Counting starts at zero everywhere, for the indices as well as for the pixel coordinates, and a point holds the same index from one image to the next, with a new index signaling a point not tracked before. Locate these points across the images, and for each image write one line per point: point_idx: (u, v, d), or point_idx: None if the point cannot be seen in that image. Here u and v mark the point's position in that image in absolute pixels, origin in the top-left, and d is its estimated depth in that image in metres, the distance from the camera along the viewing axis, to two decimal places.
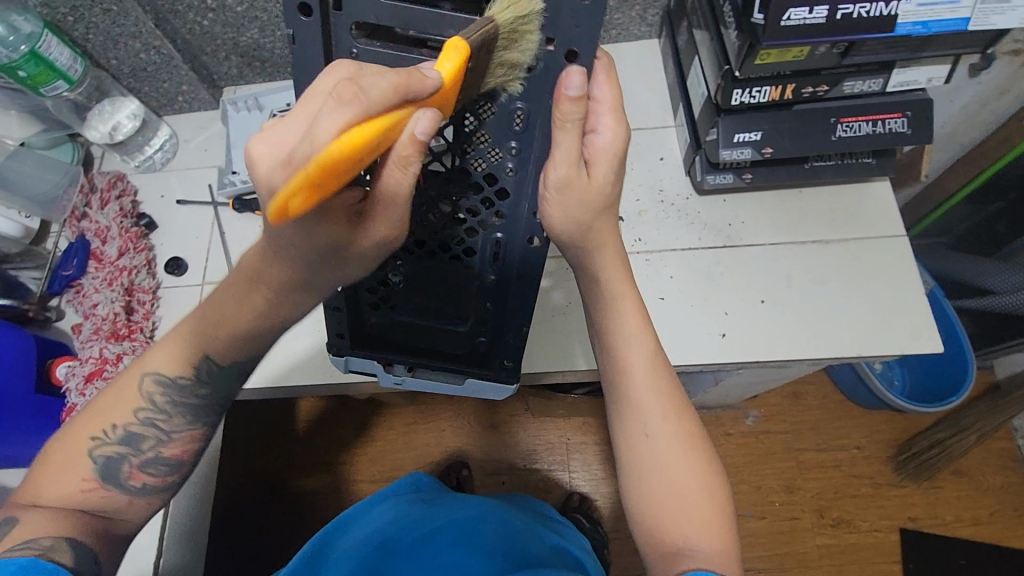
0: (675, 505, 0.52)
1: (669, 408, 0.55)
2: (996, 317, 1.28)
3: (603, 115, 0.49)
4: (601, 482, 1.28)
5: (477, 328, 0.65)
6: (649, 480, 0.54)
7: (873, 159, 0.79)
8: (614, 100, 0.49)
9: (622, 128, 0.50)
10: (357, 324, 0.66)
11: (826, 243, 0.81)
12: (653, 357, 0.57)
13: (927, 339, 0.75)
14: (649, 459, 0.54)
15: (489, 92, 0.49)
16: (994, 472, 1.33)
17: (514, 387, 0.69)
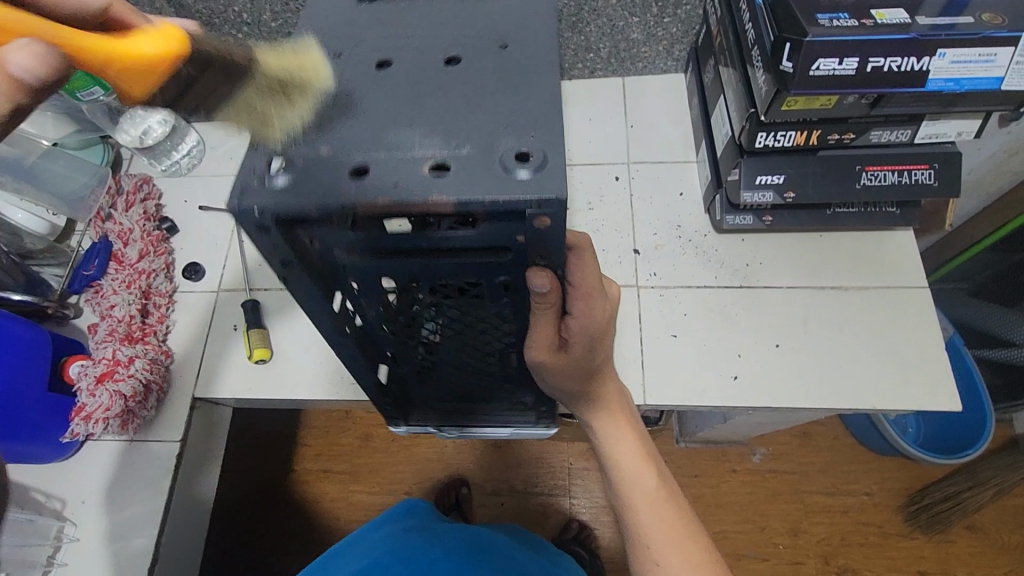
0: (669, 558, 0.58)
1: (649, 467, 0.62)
2: (1018, 370, 1.24)
3: (579, 296, 0.49)
4: (602, 511, 1.26)
5: (519, 394, 0.71)
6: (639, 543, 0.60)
7: (897, 209, 0.78)
8: (592, 274, 0.48)
9: (603, 291, 0.50)
10: (408, 408, 0.73)
11: (846, 290, 0.79)
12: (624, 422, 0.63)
13: (945, 396, 0.73)
14: (640, 518, 0.60)
15: (479, 281, 0.46)
16: (1009, 530, 1.29)
17: (556, 426, 0.78)
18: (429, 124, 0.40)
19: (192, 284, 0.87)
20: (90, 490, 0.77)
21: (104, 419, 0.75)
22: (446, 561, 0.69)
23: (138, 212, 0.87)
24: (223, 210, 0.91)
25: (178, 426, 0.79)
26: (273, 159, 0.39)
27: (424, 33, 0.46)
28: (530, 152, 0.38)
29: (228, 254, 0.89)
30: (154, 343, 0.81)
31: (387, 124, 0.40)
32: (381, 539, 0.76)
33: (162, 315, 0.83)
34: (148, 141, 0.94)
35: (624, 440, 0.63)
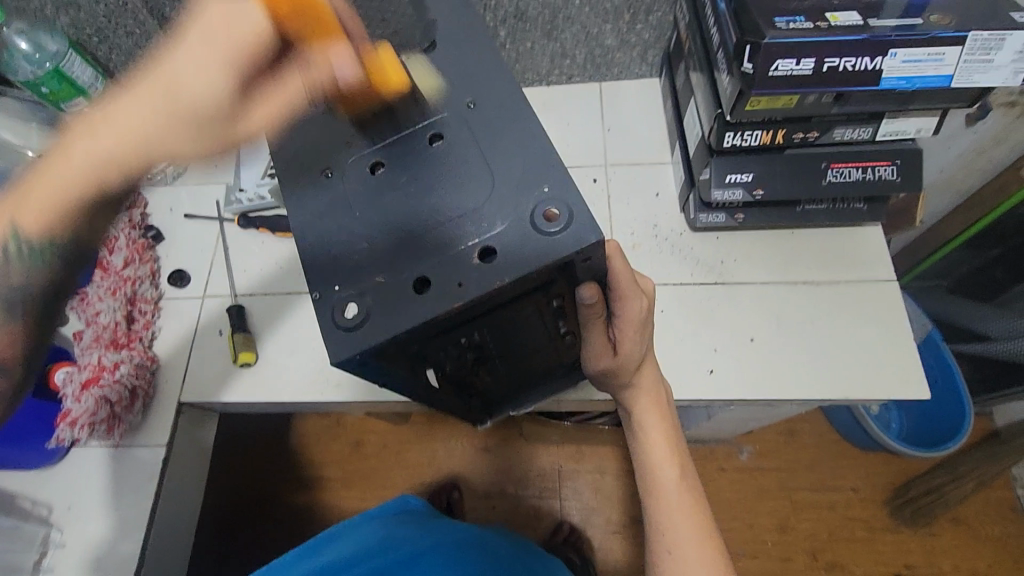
0: (679, 532, 0.61)
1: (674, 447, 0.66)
2: (995, 363, 1.27)
3: (622, 300, 0.56)
4: (592, 512, 1.27)
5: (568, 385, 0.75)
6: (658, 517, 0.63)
7: (864, 205, 0.80)
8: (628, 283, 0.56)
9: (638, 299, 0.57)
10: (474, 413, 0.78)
11: (817, 285, 0.82)
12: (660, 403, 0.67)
13: (915, 385, 0.75)
14: (658, 492, 0.64)
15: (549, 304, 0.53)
16: (993, 522, 1.31)
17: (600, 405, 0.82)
18: (460, 175, 0.47)
19: (178, 290, 0.88)
20: (77, 496, 0.78)
21: (90, 425, 0.75)
22: (435, 556, 0.69)
23: (124, 220, 0.88)
24: (209, 217, 0.92)
25: (164, 430, 0.80)
26: (345, 303, 0.45)
27: (395, 90, 0.51)
28: (556, 205, 0.44)
29: (213, 260, 0.90)
30: (138, 348, 0.82)
31: (422, 226, 0.46)
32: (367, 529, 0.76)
33: (148, 321, 0.84)
34: None
35: (665, 433, 0.67)
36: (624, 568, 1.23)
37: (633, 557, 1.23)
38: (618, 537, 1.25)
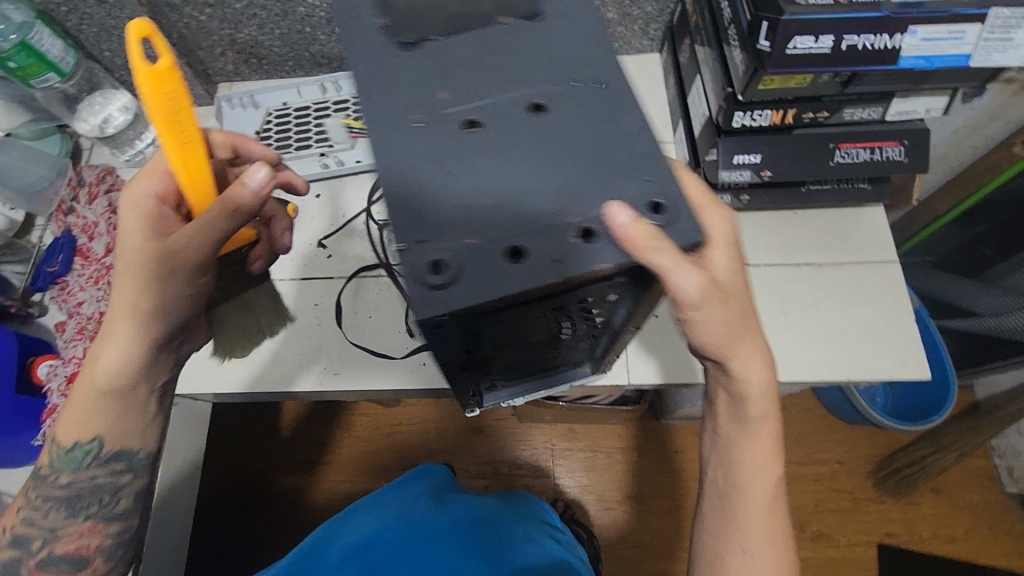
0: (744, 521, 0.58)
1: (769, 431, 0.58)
2: (979, 338, 1.29)
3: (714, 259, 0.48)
4: (586, 489, 1.28)
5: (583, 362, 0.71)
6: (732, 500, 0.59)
7: (868, 185, 0.80)
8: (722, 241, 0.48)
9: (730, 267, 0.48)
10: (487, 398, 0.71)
11: (821, 267, 0.81)
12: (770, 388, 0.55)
13: (915, 366, 0.75)
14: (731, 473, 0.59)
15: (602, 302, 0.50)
16: (971, 490, 1.35)
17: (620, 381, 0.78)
18: (551, 159, 0.43)
19: None
20: None
21: None
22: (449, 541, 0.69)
23: (103, 204, 0.82)
24: None
25: None
26: (432, 260, 0.39)
27: (482, 50, 0.47)
28: (663, 197, 0.42)
29: None
30: None
31: (517, 193, 0.42)
32: (386, 505, 0.77)
33: None
34: (109, 130, 0.85)
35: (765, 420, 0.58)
36: (617, 544, 1.25)
37: (626, 533, 1.25)
38: (612, 514, 1.26)
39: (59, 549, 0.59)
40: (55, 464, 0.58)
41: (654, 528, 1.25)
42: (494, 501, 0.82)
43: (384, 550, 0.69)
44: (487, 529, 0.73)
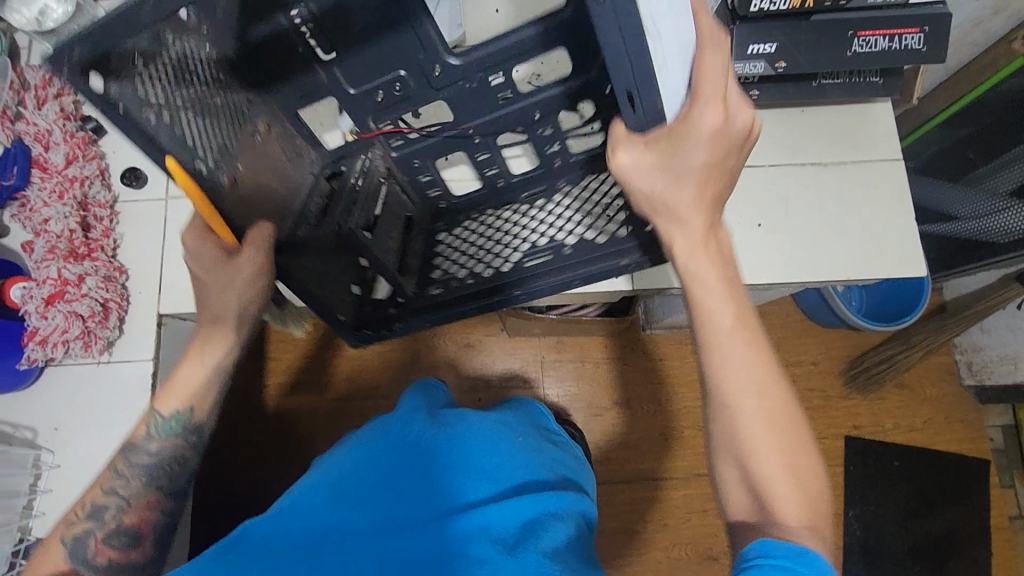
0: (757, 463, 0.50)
1: (762, 380, 0.51)
2: (959, 242, 1.25)
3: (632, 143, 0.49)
4: (573, 397, 1.32)
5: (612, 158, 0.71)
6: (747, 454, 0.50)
7: (880, 79, 0.76)
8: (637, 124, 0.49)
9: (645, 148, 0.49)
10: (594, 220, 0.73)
11: (826, 166, 0.80)
12: (735, 309, 0.52)
13: (911, 266, 0.76)
14: (749, 433, 0.50)
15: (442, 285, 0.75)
16: (933, 384, 1.43)
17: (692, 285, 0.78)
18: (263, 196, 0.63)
19: (135, 192, 0.78)
20: (63, 416, 0.72)
21: (64, 342, 0.70)
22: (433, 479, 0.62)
23: (54, 109, 0.75)
24: None
25: (147, 342, 0.74)
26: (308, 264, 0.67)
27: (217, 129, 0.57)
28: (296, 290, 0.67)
29: None
30: (103, 259, 0.74)
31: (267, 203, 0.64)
32: (383, 421, 0.71)
33: (106, 228, 0.75)
34: (48, 24, 0.77)
35: (752, 353, 0.52)
36: (605, 446, 1.30)
37: (612, 437, 1.30)
38: (599, 419, 1.31)
39: (126, 520, 0.62)
40: (152, 431, 0.64)
41: (640, 430, 1.30)
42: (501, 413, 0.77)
43: (360, 511, 0.60)
44: (480, 473, 0.63)
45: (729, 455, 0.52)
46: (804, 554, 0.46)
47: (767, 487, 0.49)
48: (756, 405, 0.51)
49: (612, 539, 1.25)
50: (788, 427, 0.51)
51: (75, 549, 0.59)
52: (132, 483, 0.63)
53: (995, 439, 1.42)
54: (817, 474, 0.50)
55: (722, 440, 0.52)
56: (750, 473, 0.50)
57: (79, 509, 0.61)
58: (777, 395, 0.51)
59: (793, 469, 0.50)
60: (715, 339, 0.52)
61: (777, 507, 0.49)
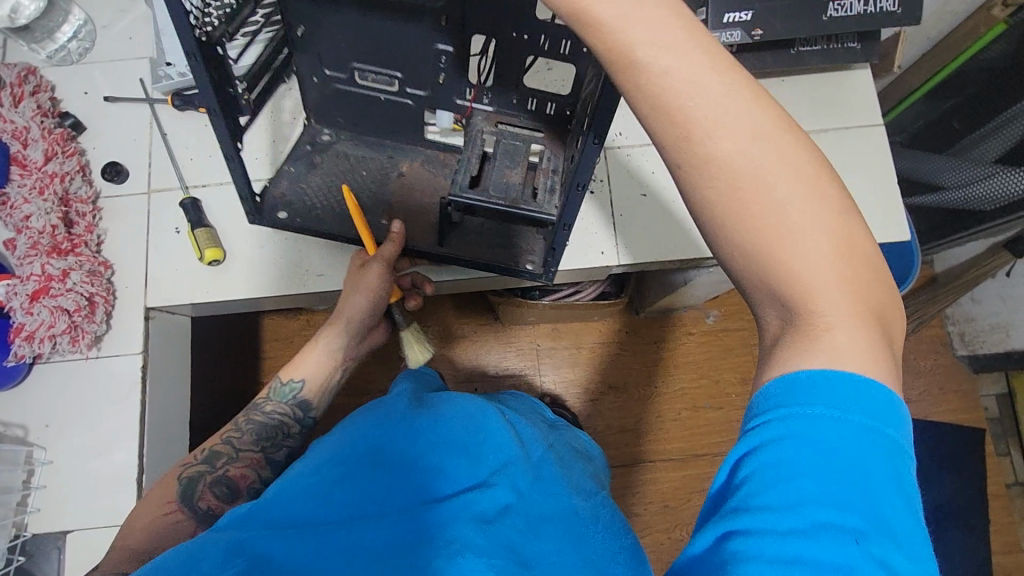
0: (788, 280, 0.34)
1: (792, 176, 0.34)
2: (945, 214, 1.25)
3: None
4: (570, 382, 1.32)
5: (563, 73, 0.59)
6: (773, 279, 0.34)
7: (858, 44, 0.77)
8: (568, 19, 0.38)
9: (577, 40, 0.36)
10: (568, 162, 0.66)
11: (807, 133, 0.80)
12: (742, 104, 0.34)
13: (895, 228, 0.77)
14: (784, 249, 0.34)
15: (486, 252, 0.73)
16: (925, 356, 1.44)
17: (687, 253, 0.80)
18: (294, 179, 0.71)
19: (116, 187, 0.78)
20: (55, 413, 0.72)
21: (51, 337, 0.70)
22: (432, 454, 0.60)
23: (31, 107, 0.75)
24: (135, 98, 0.80)
25: (136, 337, 0.74)
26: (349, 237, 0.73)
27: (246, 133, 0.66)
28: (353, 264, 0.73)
29: (151, 149, 0.79)
30: (87, 254, 0.73)
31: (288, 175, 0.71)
32: (375, 408, 0.69)
33: (89, 224, 0.75)
34: (21, 21, 0.78)
35: (778, 145, 0.34)
36: (603, 430, 1.30)
37: (609, 421, 1.30)
38: (595, 403, 1.31)
39: (232, 472, 0.66)
40: (273, 394, 0.72)
41: (637, 413, 1.31)
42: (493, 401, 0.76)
43: (357, 485, 0.58)
44: (479, 449, 0.62)
45: (736, 238, 0.35)
46: (835, 373, 0.33)
47: (791, 274, 0.34)
48: (780, 192, 0.34)
49: None
50: (830, 209, 0.34)
51: (187, 487, 0.64)
52: (245, 440, 0.69)
53: (990, 408, 1.43)
54: (870, 264, 0.35)
55: (731, 233, 0.35)
56: (782, 283, 0.34)
57: (198, 453, 0.67)
58: (818, 188, 0.34)
59: (835, 248, 0.34)
60: (704, 115, 0.33)
61: (804, 297, 0.34)
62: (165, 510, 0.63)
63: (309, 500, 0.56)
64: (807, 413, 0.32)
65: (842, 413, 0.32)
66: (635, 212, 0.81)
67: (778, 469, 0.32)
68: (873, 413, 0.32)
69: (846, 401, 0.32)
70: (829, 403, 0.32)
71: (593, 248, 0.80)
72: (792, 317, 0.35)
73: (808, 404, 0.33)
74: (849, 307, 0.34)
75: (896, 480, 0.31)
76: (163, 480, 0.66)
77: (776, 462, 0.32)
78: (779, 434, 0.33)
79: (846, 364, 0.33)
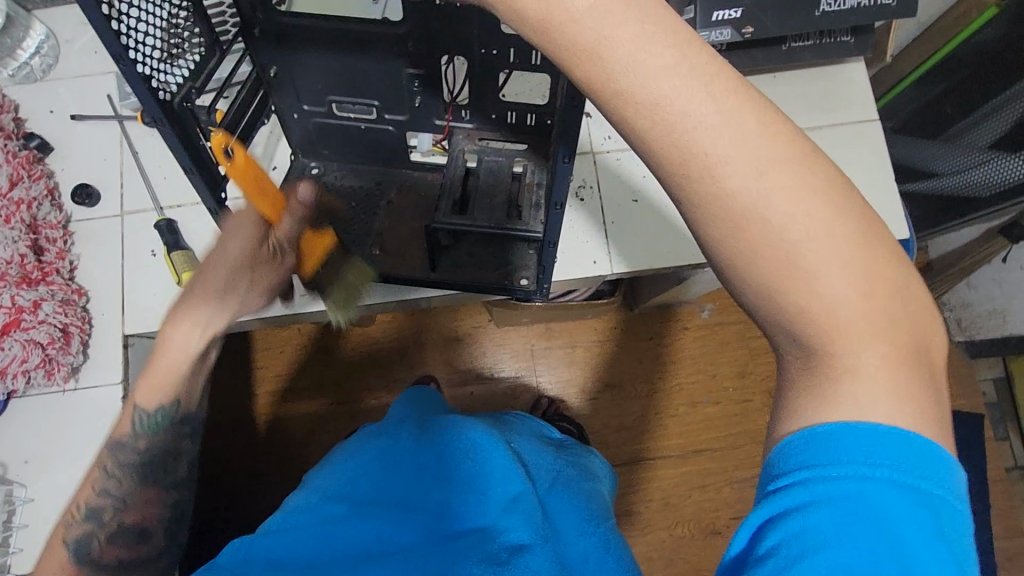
0: (816, 325, 0.31)
1: (816, 210, 0.31)
2: (941, 200, 1.23)
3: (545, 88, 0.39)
4: (566, 383, 1.30)
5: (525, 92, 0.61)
6: (800, 322, 0.32)
7: (851, 38, 0.74)
8: None
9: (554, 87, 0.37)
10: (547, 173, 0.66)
11: (802, 132, 0.78)
12: (757, 139, 0.31)
13: (895, 228, 0.75)
14: (808, 290, 0.31)
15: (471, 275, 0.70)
16: None
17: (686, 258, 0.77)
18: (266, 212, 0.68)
19: (88, 210, 0.75)
20: (33, 448, 0.69)
21: (24, 372, 0.68)
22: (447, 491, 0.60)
23: None
24: (104, 116, 0.77)
25: (114, 367, 0.71)
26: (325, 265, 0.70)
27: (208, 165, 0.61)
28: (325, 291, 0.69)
29: (122, 169, 0.76)
30: (59, 282, 0.71)
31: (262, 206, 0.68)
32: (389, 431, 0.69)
33: (60, 250, 0.72)
34: None
35: (798, 181, 0.31)
36: (601, 430, 1.29)
37: (607, 420, 1.29)
38: (592, 403, 1.29)
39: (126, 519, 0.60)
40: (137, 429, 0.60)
41: (635, 412, 1.29)
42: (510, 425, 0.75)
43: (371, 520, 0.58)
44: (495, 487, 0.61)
45: (757, 285, 0.32)
46: (859, 423, 0.31)
47: (814, 321, 0.31)
48: (797, 225, 0.31)
49: None
50: (861, 254, 0.31)
51: (137, 430, 0.60)
52: (181, 396, 0.61)
53: (988, 392, 1.42)
54: (909, 309, 0.32)
55: (751, 276, 0.32)
56: (805, 324, 0.32)
57: (134, 420, 0.60)
58: (846, 224, 0.31)
59: (865, 292, 0.31)
60: (723, 156, 0.30)
61: (828, 344, 0.32)
62: (130, 434, 0.60)
63: (326, 537, 0.57)
64: (833, 470, 0.30)
65: (873, 468, 0.30)
66: (628, 219, 0.79)
67: (816, 534, 0.29)
68: (903, 466, 0.30)
69: (872, 454, 0.30)
70: (855, 456, 0.30)
71: (584, 259, 0.78)
72: (812, 363, 0.32)
73: (835, 460, 0.30)
74: (878, 349, 0.31)
75: (939, 535, 0.29)
76: (112, 440, 0.61)
77: (805, 525, 0.30)
78: (805, 495, 0.30)
79: (870, 414, 0.31)
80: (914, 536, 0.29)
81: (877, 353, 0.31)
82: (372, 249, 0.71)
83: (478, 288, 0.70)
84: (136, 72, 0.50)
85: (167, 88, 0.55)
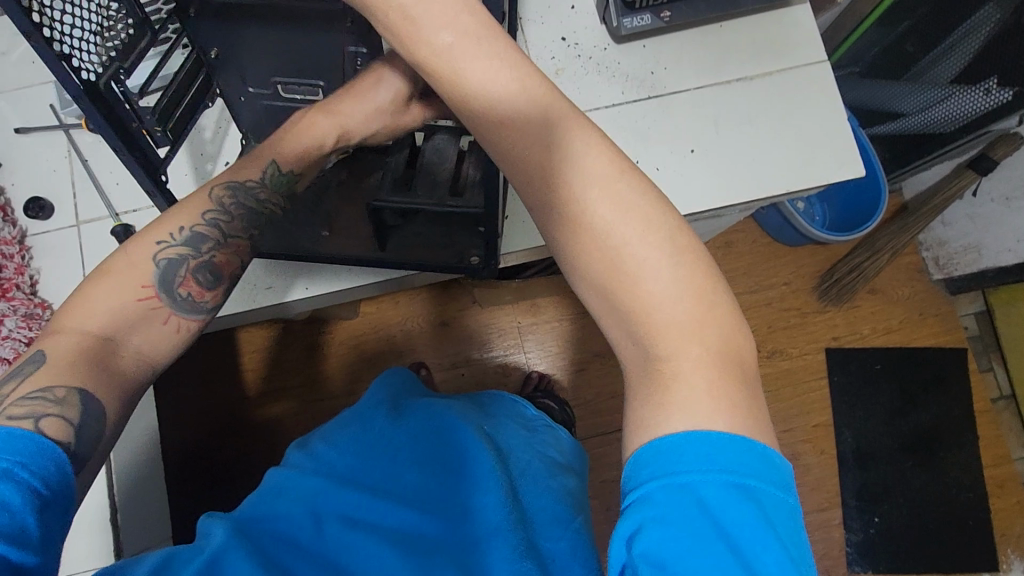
0: (643, 324, 0.40)
1: (644, 228, 0.41)
2: (910, 138, 1.23)
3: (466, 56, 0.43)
4: (556, 356, 1.31)
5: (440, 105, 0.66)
6: (637, 319, 0.40)
7: None
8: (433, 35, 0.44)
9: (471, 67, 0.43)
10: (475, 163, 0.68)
11: (751, 79, 0.77)
12: (607, 173, 0.42)
13: (847, 167, 0.75)
14: (638, 295, 0.40)
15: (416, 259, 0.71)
16: (903, 284, 1.42)
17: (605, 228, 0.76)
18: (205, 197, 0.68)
19: (43, 224, 0.74)
20: None
21: None
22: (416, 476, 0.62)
23: None
24: (48, 127, 0.75)
25: None
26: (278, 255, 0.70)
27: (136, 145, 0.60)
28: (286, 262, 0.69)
29: (73, 179, 0.75)
30: (19, 298, 0.71)
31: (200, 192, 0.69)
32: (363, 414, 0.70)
33: (18, 266, 0.72)
34: None
35: (631, 206, 0.41)
36: (592, 399, 1.30)
37: (598, 388, 1.30)
38: (582, 373, 1.31)
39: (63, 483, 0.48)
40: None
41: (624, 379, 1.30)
42: (483, 406, 0.76)
43: (342, 498, 0.59)
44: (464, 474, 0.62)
45: (595, 287, 0.41)
46: (697, 431, 0.36)
47: (647, 319, 0.40)
48: (632, 243, 0.41)
49: (613, 486, 1.25)
50: (682, 265, 0.41)
51: (165, 271, 0.53)
52: (234, 225, 0.57)
53: (971, 327, 1.43)
54: (724, 315, 0.40)
55: (589, 278, 0.42)
56: (641, 318, 0.40)
57: (175, 231, 0.54)
58: (675, 241, 0.41)
59: (677, 291, 0.40)
60: (567, 170, 0.42)
61: (651, 338, 0.40)
62: (138, 298, 0.51)
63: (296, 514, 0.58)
64: (675, 478, 0.36)
65: (706, 474, 0.36)
66: None
67: (662, 546, 0.35)
68: (734, 471, 0.36)
69: (706, 462, 0.36)
70: (693, 464, 0.36)
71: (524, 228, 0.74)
72: (647, 366, 0.40)
73: (674, 469, 0.36)
74: (698, 350, 0.39)
75: (761, 524, 0.35)
76: (128, 246, 0.53)
77: (656, 536, 0.35)
78: (653, 509, 0.35)
79: (700, 422, 0.37)
80: (744, 529, 0.35)
81: (700, 350, 0.39)
82: (321, 230, 0.71)
83: (428, 266, 0.71)
84: (46, 47, 0.50)
85: (91, 68, 0.55)
